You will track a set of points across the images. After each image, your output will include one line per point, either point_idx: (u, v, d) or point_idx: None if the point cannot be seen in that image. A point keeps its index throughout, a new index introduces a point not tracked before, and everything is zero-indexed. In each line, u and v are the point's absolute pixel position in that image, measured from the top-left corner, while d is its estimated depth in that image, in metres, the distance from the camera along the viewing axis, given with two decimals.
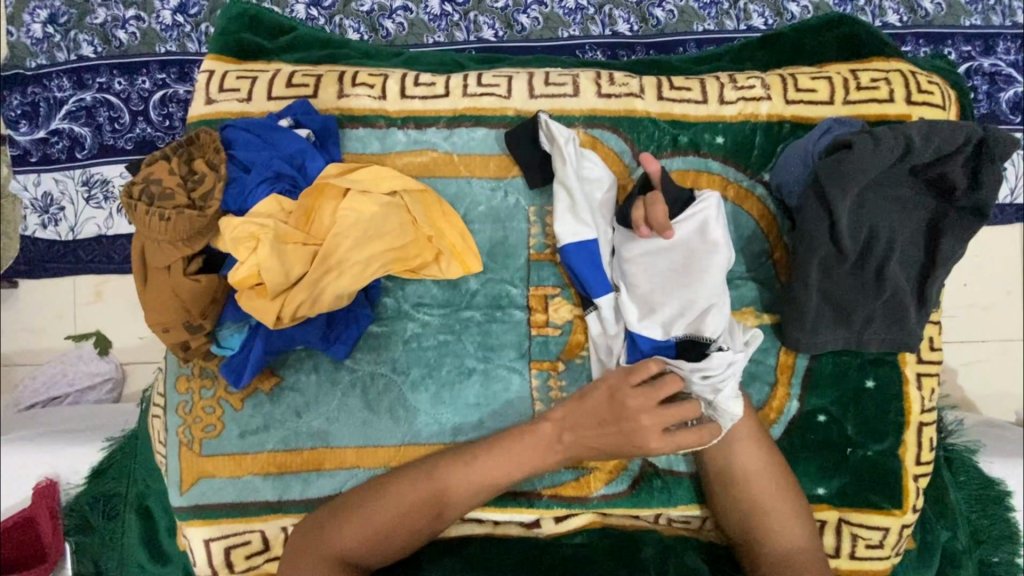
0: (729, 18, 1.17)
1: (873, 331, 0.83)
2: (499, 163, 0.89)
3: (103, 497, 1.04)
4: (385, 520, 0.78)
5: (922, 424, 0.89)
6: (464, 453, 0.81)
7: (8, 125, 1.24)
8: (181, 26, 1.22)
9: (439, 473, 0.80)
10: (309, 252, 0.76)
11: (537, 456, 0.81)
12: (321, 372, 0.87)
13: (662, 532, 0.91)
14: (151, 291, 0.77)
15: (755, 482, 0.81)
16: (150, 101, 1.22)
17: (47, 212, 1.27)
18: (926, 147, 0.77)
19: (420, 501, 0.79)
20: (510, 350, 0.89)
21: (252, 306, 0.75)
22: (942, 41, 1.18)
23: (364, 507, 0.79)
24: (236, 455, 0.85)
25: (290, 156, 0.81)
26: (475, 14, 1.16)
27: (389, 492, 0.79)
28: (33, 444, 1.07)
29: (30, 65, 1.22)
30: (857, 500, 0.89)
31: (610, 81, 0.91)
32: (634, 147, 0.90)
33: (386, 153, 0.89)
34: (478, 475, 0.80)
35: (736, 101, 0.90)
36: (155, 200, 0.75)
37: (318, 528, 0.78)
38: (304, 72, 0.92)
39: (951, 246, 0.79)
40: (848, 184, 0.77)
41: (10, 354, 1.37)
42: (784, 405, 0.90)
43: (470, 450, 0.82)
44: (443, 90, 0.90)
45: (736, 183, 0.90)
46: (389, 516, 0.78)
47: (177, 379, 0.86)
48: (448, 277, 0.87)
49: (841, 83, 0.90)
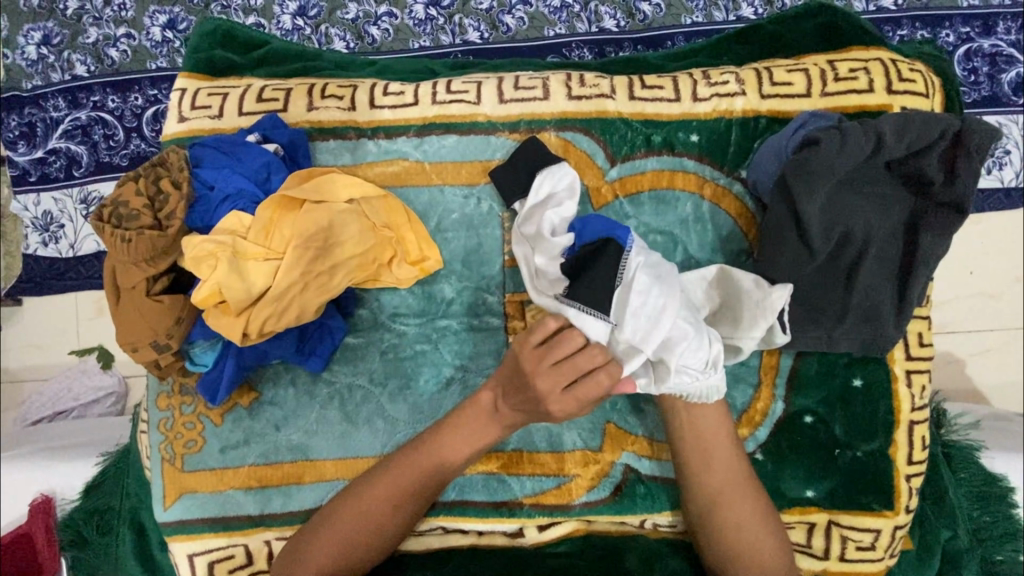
0: (717, 9, 1.14)
1: (844, 331, 0.80)
2: (471, 169, 0.89)
3: (98, 512, 1.06)
4: (329, 564, 0.76)
5: (913, 422, 0.87)
6: (439, 452, 0.79)
7: (7, 147, 1.26)
8: (170, 41, 1.23)
9: (370, 508, 0.78)
10: (270, 266, 0.76)
11: (483, 425, 0.78)
12: (298, 385, 0.88)
13: (647, 536, 0.90)
14: (121, 311, 0.77)
15: (722, 485, 0.79)
16: (142, 117, 1.24)
17: (47, 230, 1.29)
18: (899, 141, 0.74)
19: (418, 475, 0.79)
20: (488, 358, 0.88)
21: (218, 323, 0.75)
22: (939, 24, 1.14)
23: (308, 555, 0.76)
24: (218, 470, 0.85)
25: (254, 172, 0.81)
26: (460, 17, 1.16)
27: (335, 526, 0.77)
28: (34, 459, 1.09)
29: (26, 87, 1.25)
30: (847, 502, 0.87)
31: (580, 82, 0.90)
32: (607, 148, 0.88)
33: (357, 164, 0.89)
34: (466, 447, 0.79)
35: (709, 97, 0.88)
36: (122, 222, 0.76)
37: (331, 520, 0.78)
38: (276, 86, 0.92)
39: (930, 243, 0.77)
40: (815, 182, 0.75)
41: (14, 370, 1.40)
42: (769, 407, 0.88)
43: (437, 456, 0.79)
44: (413, 98, 0.90)
45: (713, 182, 0.88)
46: (390, 498, 0.78)
47: (158, 396, 0.87)
48: (403, 281, 0.86)
49: (818, 75, 0.87)
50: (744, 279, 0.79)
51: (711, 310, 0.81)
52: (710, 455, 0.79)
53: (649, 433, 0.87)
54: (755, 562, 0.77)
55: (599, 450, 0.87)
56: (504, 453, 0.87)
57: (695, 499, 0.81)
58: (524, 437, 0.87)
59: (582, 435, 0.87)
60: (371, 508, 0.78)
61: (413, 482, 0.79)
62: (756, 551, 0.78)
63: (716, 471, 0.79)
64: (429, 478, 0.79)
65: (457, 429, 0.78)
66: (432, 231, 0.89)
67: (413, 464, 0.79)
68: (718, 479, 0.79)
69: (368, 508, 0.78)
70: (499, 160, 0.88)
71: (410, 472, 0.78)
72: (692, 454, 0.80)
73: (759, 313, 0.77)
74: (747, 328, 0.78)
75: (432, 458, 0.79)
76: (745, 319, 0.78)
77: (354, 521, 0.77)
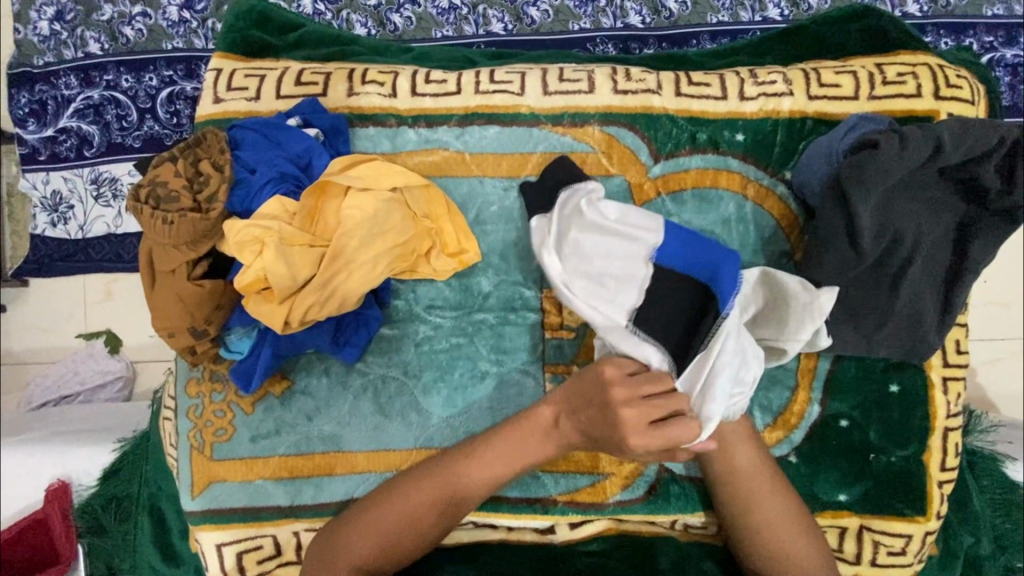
0: (744, 9, 1.13)
1: (885, 335, 0.80)
2: (511, 161, 0.87)
3: (116, 499, 1.04)
4: (363, 564, 0.75)
5: (948, 429, 0.87)
6: (476, 464, 0.77)
7: (17, 124, 1.23)
8: (187, 22, 1.20)
9: (407, 512, 0.77)
10: (316, 254, 0.75)
11: (523, 422, 0.77)
12: (332, 375, 0.86)
13: (678, 537, 0.90)
14: (158, 295, 0.76)
15: (760, 495, 0.78)
16: (157, 98, 1.21)
17: (57, 211, 1.26)
18: (957, 147, 0.73)
19: (451, 485, 0.77)
20: (524, 354, 0.87)
21: (260, 310, 0.74)
22: (964, 32, 1.14)
23: (342, 554, 0.75)
24: (248, 459, 0.84)
25: (297, 156, 0.80)
26: (483, 7, 1.14)
27: (371, 524, 0.76)
28: (45, 443, 1.07)
29: (37, 63, 1.21)
30: (881, 507, 0.87)
31: (626, 77, 0.88)
32: (651, 144, 0.87)
33: (396, 152, 0.87)
34: (501, 460, 0.77)
35: (757, 97, 0.87)
36: (161, 203, 0.74)
37: (362, 521, 0.77)
38: (313, 70, 0.90)
39: (979, 251, 0.77)
40: (870, 185, 0.74)
41: (21, 352, 1.37)
42: (805, 410, 0.88)
43: (474, 467, 0.77)
44: (454, 87, 0.88)
45: (757, 182, 0.87)
46: (423, 505, 0.77)
47: (187, 382, 0.85)
48: (442, 272, 0.85)
49: (866, 78, 0.87)
50: (790, 281, 0.78)
51: (755, 311, 0.80)
52: (742, 453, 0.79)
53: None
54: (793, 562, 0.77)
55: None
56: None
57: (729, 499, 0.80)
58: None
59: None
60: (408, 510, 0.76)
61: (448, 491, 0.77)
62: (794, 549, 0.77)
63: (749, 470, 0.79)
64: (470, 486, 0.77)
65: (499, 443, 0.77)
66: (470, 223, 0.87)
67: (448, 470, 0.77)
68: (751, 477, 0.79)
69: (405, 511, 0.77)
70: (540, 152, 0.87)
71: (451, 476, 0.77)
72: (730, 459, 0.79)
73: (805, 316, 0.76)
74: (793, 330, 0.77)
75: (472, 463, 0.77)
76: (790, 322, 0.78)
77: (391, 523, 0.76)
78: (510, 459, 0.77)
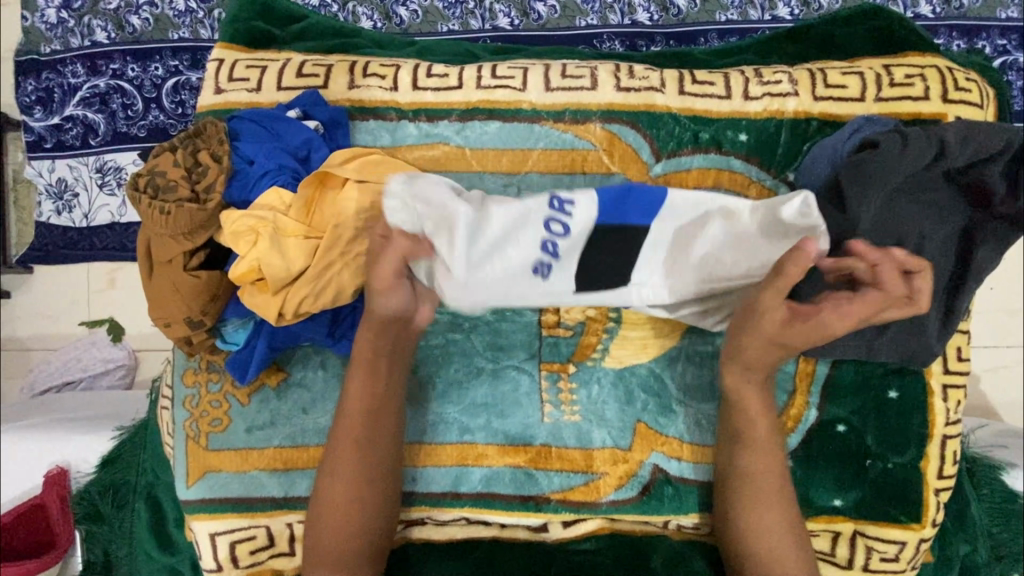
0: (753, 8, 1.12)
1: (886, 340, 0.79)
2: (511, 157, 0.86)
3: (112, 487, 1.04)
4: (349, 523, 0.78)
5: (946, 436, 0.86)
6: (365, 386, 0.79)
7: (24, 112, 1.23)
8: (194, 12, 1.20)
9: (352, 459, 0.78)
10: (310, 245, 0.75)
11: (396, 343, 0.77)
12: (328, 369, 0.86)
13: (670, 537, 0.90)
14: (155, 285, 0.76)
15: (763, 495, 0.78)
16: (162, 88, 1.21)
17: (61, 199, 1.26)
18: (962, 149, 0.73)
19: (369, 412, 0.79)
20: (520, 351, 0.87)
21: (255, 301, 0.75)
22: (976, 34, 1.12)
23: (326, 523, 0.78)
24: (242, 450, 0.84)
25: (296, 149, 0.80)
26: (490, 2, 1.13)
27: (332, 484, 0.78)
28: (47, 429, 1.08)
29: (45, 51, 1.21)
30: (875, 513, 0.86)
31: (629, 74, 0.88)
32: (653, 143, 0.86)
33: (396, 146, 0.87)
34: (371, 369, 0.78)
35: (761, 96, 0.86)
36: (159, 193, 0.75)
37: (323, 484, 0.79)
38: (315, 62, 0.90)
39: (984, 256, 0.76)
40: (873, 185, 0.73)
41: (25, 338, 1.38)
42: (802, 414, 0.87)
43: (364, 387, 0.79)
44: (456, 82, 0.87)
45: (759, 183, 0.86)
46: (361, 443, 0.79)
47: (185, 372, 0.86)
48: None
49: (873, 79, 0.86)
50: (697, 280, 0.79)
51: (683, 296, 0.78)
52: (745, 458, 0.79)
53: (680, 435, 0.86)
54: (781, 566, 0.77)
55: (628, 449, 0.86)
56: (532, 448, 0.86)
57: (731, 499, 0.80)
58: (554, 432, 0.86)
59: (610, 434, 0.86)
60: (348, 458, 0.78)
61: (369, 417, 0.79)
62: (781, 554, 0.78)
63: (753, 472, 0.79)
64: (374, 425, 0.79)
65: (368, 361, 0.78)
66: None
67: (356, 399, 0.79)
68: (752, 477, 0.79)
69: (349, 461, 0.78)
70: (541, 149, 0.86)
71: (357, 423, 0.78)
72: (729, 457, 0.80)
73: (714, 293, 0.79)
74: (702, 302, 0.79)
75: (359, 387, 0.79)
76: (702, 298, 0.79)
77: (342, 478, 0.78)
78: (396, 387, 0.81)
